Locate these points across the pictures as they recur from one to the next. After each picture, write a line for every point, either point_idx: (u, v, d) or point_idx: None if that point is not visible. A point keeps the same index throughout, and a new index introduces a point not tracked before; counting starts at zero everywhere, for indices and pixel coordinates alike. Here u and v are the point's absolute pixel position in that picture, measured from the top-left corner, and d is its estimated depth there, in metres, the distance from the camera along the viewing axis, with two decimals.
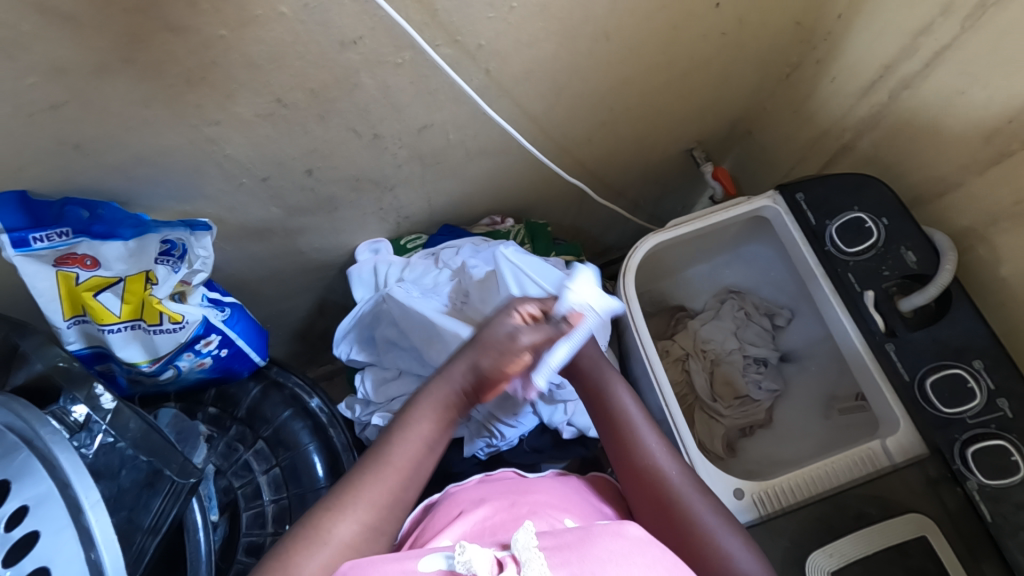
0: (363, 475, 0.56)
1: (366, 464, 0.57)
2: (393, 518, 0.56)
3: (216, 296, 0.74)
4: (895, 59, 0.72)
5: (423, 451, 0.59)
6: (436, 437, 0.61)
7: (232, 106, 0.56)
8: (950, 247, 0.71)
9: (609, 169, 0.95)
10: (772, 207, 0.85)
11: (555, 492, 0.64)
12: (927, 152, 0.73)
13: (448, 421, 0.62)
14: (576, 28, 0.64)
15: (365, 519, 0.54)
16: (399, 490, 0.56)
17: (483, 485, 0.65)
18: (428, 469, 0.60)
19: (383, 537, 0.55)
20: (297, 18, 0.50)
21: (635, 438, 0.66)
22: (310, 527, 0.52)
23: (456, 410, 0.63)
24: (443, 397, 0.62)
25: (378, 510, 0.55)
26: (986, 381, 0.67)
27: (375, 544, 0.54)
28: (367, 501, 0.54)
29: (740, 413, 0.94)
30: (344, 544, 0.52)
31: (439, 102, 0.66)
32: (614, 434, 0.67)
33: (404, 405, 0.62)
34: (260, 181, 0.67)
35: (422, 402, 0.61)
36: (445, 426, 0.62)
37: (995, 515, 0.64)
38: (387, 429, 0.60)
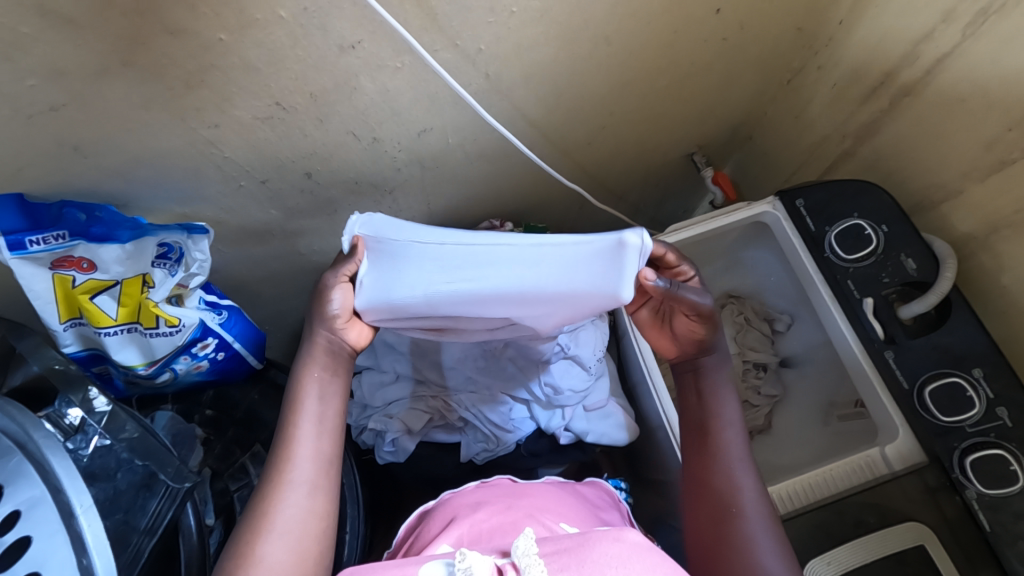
0: (283, 443, 0.56)
1: (281, 431, 0.57)
2: (326, 471, 0.56)
3: (213, 299, 0.73)
4: (896, 66, 0.72)
5: (320, 403, 0.58)
6: (327, 387, 0.59)
7: (231, 109, 0.56)
8: (950, 254, 0.71)
9: (609, 173, 0.94)
10: (772, 212, 0.85)
11: (551, 496, 0.64)
12: (927, 160, 0.73)
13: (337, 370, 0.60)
14: (577, 32, 0.64)
15: (300, 480, 0.54)
16: (317, 442, 0.56)
17: (481, 490, 0.65)
18: (337, 414, 0.59)
19: (327, 494, 0.55)
20: (296, 22, 0.50)
21: (718, 432, 0.63)
22: (258, 506, 0.53)
23: (330, 360, 0.60)
24: (323, 349, 0.59)
25: (309, 468, 0.55)
26: (985, 390, 0.67)
27: (317, 502, 0.54)
28: (297, 461, 0.55)
29: None
30: (291, 510, 0.53)
31: (438, 106, 0.66)
32: (702, 423, 0.64)
33: (289, 372, 0.59)
34: (258, 184, 0.67)
35: (304, 361, 0.59)
36: (335, 375, 0.60)
37: (995, 524, 0.63)
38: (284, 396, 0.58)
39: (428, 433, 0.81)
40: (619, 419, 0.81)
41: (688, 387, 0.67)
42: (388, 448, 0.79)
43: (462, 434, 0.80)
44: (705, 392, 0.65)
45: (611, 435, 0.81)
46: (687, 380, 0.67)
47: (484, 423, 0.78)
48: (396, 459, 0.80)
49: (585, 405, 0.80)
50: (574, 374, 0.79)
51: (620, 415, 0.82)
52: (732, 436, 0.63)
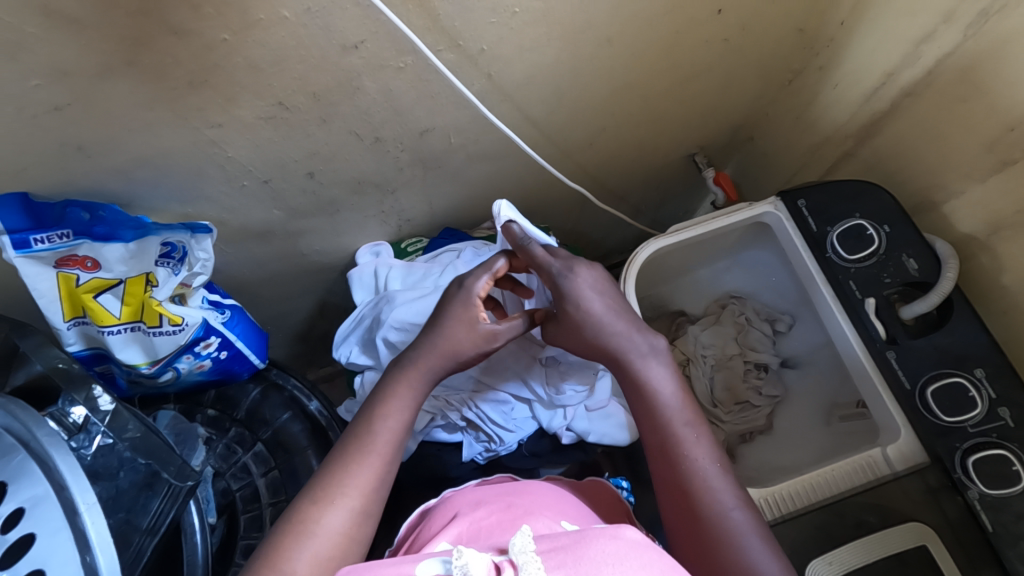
0: (345, 465, 0.55)
1: (344, 450, 0.56)
2: (378, 497, 0.56)
3: (216, 299, 0.74)
4: (897, 66, 0.72)
5: (398, 434, 0.59)
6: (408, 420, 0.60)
7: (234, 109, 0.56)
8: (952, 255, 0.71)
9: (610, 173, 0.95)
10: (774, 212, 0.85)
11: (551, 495, 0.64)
12: (928, 160, 0.73)
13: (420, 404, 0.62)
14: (578, 32, 0.64)
15: (353, 506, 0.53)
16: (379, 468, 0.56)
17: (479, 489, 0.65)
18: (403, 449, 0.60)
19: (371, 519, 0.55)
20: (299, 22, 0.50)
21: (666, 430, 0.60)
22: (296, 520, 0.52)
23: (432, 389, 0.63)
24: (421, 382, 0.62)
25: (362, 492, 0.54)
26: (988, 390, 0.67)
27: (361, 529, 0.53)
28: (352, 487, 0.54)
29: (739, 419, 0.94)
30: (333, 532, 0.52)
31: (440, 106, 0.66)
32: (651, 426, 0.61)
33: (375, 394, 0.61)
34: (261, 184, 0.67)
35: (400, 387, 0.61)
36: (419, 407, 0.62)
37: (996, 524, 0.63)
38: (361, 415, 0.59)
39: (430, 433, 0.80)
40: (619, 419, 0.81)
41: (627, 390, 0.64)
42: None
43: (463, 434, 0.80)
44: (640, 388, 0.62)
45: (611, 435, 0.81)
46: (624, 382, 0.64)
47: (485, 422, 0.78)
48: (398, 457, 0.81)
49: (586, 406, 0.80)
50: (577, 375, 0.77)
51: (621, 415, 0.82)
52: (686, 433, 0.60)
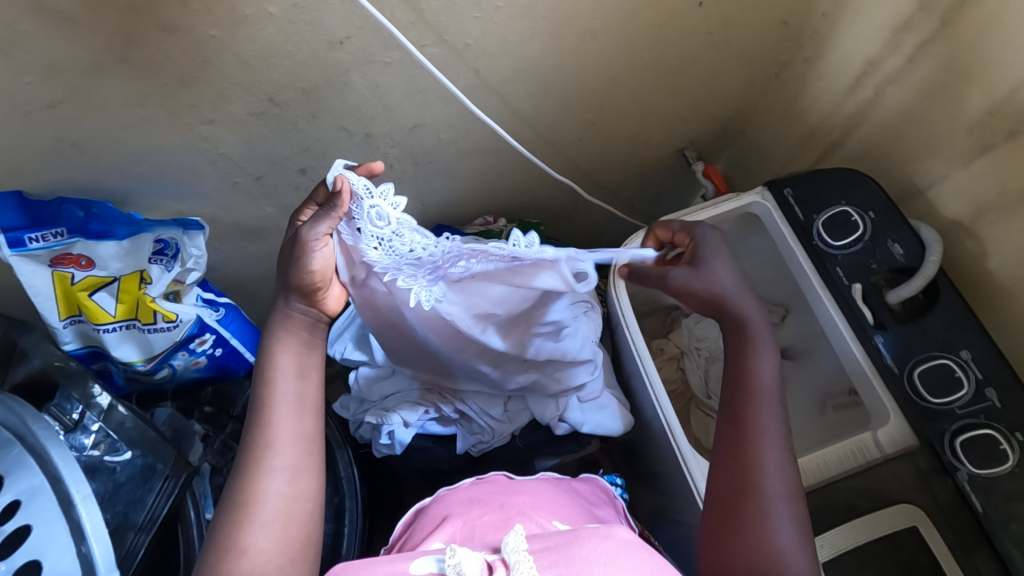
0: (257, 430, 0.56)
1: (257, 408, 0.57)
2: (308, 454, 0.56)
3: (210, 296, 0.74)
4: (879, 56, 0.73)
5: (296, 380, 0.58)
6: (304, 363, 0.59)
7: (224, 105, 0.57)
8: (936, 239, 0.72)
9: (601, 168, 0.96)
10: (762, 203, 0.85)
11: (543, 494, 0.65)
12: (912, 147, 0.74)
13: (303, 360, 0.59)
14: (563, 26, 0.65)
15: (279, 466, 0.54)
16: (296, 424, 0.57)
17: (474, 488, 0.66)
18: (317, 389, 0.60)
19: (309, 474, 0.56)
20: (286, 18, 0.51)
21: (751, 401, 0.61)
22: (234, 495, 0.53)
23: (307, 335, 0.59)
24: (291, 329, 0.59)
25: (290, 452, 0.55)
26: (974, 372, 0.68)
27: (297, 486, 0.54)
28: (275, 447, 0.55)
29: None
30: (273, 497, 0.53)
31: (428, 101, 0.66)
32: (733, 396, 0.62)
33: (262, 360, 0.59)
34: (254, 180, 0.68)
35: (279, 336, 0.58)
36: (310, 358, 0.60)
37: (987, 506, 0.64)
38: (257, 374, 0.58)
39: (423, 426, 0.79)
40: (613, 409, 0.81)
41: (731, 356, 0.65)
42: (386, 441, 0.78)
43: (457, 426, 0.80)
44: (740, 360, 0.63)
45: (605, 426, 0.80)
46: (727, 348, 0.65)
47: (478, 414, 0.78)
48: (394, 451, 0.79)
49: (580, 396, 0.80)
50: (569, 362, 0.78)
51: (615, 405, 0.81)
52: (762, 404, 0.61)
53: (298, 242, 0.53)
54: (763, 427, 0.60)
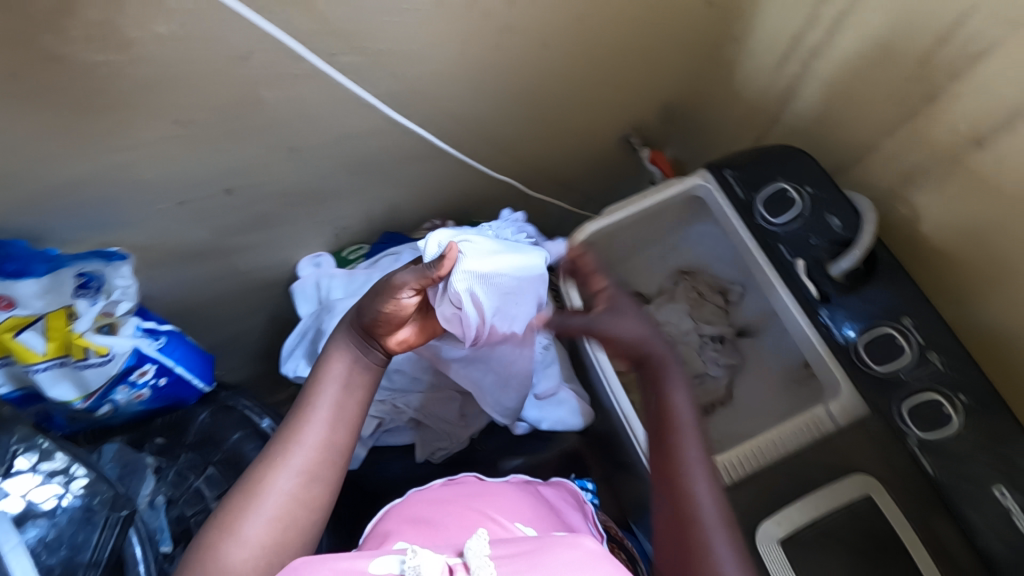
0: (291, 425, 0.58)
1: (298, 406, 0.59)
2: (328, 465, 0.57)
3: (151, 325, 0.72)
4: (801, 30, 0.73)
5: (342, 391, 0.60)
6: (353, 378, 0.61)
7: (131, 131, 0.55)
8: (869, 208, 0.72)
9: (548, 163, 0.95)
10: (704, 184, 0.85)
11: (512, 500, 0.65)
12: (841, 118, 0.74)
13: (359, 368, 0.62)
14: (478, 22, 0.63)
15: (297, 466, 0.55)
16: (328, 433, 0.58)
17: (446, 490, 0.66)
18: (357, 407, 0.61)
19: (322, 480, 0.56)
20: (180, 37, 0.49)
21: (672, 431, 0.57)
22: (252, 482, 0.54)
23: (363, 353, 0.62)
24: (344, 336, 0.63)
25: (312, 455, 0.56)
26: (916, 337, 0.68)
27: (308, 492, 0.55)
28: (298, 447, 0.56)
29: (701, 391, 0.95)
30: (280, 494, 0.53)
31: (350, 111, 0.65)
32: (658, 433, 0.58)
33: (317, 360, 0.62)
34: (179, 205, 0.66)
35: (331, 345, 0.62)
36: (367, 368, 0.62)
37: (939, 469, 0.65)
38: (309, 377, 0.61)
39: (379, 438, 0.80)
40: (573, 404, 0.81)
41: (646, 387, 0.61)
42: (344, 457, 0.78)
43: (416, 435, 0.79)
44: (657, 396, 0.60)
45: (565, 421, 0.81)
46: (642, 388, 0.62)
47: (434, 421, 0.78)
48: (353, 466, 0.79)
49: (536, 394, 0.80)
50: None
51: (574, 399, 0.81)
52: (685, 439, 0.56)
53: (390, 286, 0.58)
54: (688, 460, 0.55)
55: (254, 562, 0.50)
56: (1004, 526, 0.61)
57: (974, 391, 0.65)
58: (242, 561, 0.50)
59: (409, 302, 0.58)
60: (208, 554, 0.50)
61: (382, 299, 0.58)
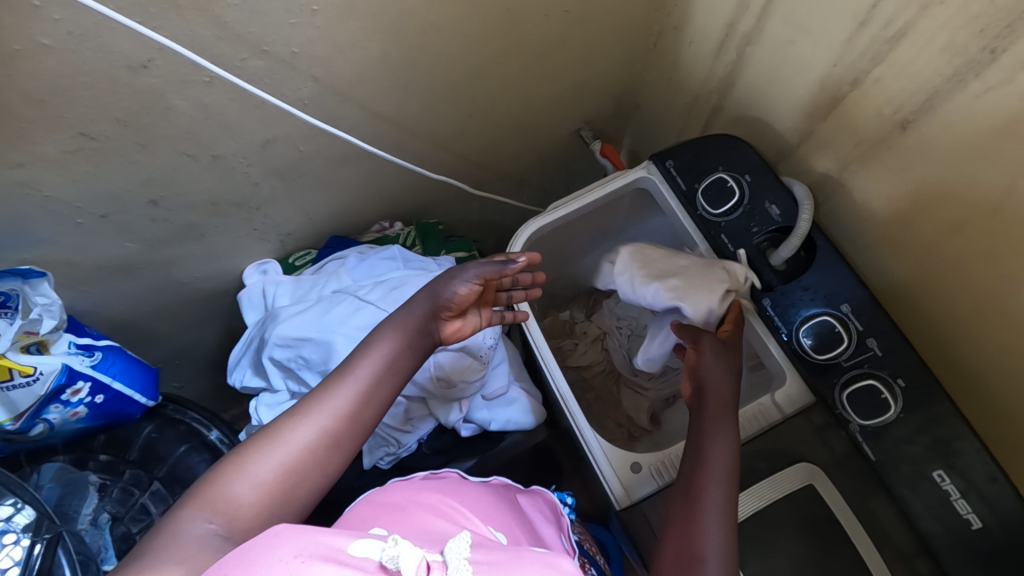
0: (330, 385, 0.57)
1: (338, 368, 0.58)
2: (351, 433, 0.55)
3: (87, 342, 0.70)
4: (733, 17, 0.72)
5: (382, 367, 0.58)
6: (397, 357, 0.59)
7: (31, 146, 0.54)
8: (808, 195, 0.71)
9: (494, 160, 0.95)
10: (648, 177, 0.84)
11: (488, 511, 0.63)
12: (778, 105, 0.73)
13: (412, 343, 0.60)
14: (395, 21, 0.62)
15: (323, 424, 0.53)
16: (357, 403, 0.55)
17: (427, 485, 0.64)
18: (393, 387, 0.58)
19: (342, 448, 0.54)
20: (65, 49, 0.48)
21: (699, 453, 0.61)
22: (276, 428, 0.53)
23: (417, 330, 0.61)
24: (412, 313, 0.62)
25: (337, 420, 0.54)
26: (855, 324, 0.67)
27: (325, 454, 0.53)
28: (326, 408, 0.54)
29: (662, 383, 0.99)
30: (298, 445, 0.52)
31: (270, 115, 0.64)
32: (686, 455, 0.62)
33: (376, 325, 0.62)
34: (100, 219, 0.65)
35: (396, 320, 0.61)
36: (416, 346, 0.61)
37: (879, 453, 0.65)
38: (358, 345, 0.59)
39: None
40: (523, 404, 0.80)
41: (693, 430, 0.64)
42: None
43: (364, 441, 0.78)
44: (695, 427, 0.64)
45: (515, 421, 0.79)
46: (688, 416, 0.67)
47: (381, 427, 0.77)
48: None
49: (484, 395, 0.79)
50: (468, 365, 0.76)
51: (524, 398, 0.80)
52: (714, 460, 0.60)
53: (461, 274, 0.64)
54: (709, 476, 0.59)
55: (254, 505, 0.49)
56: (941, 508, 0.62)
57: (911, 374, 0.64)
58: (242, 499, 0.49)
59: (471, 293, 0.63)
60: (214, 483, 0.49)
61: (455, 286, 0.63)
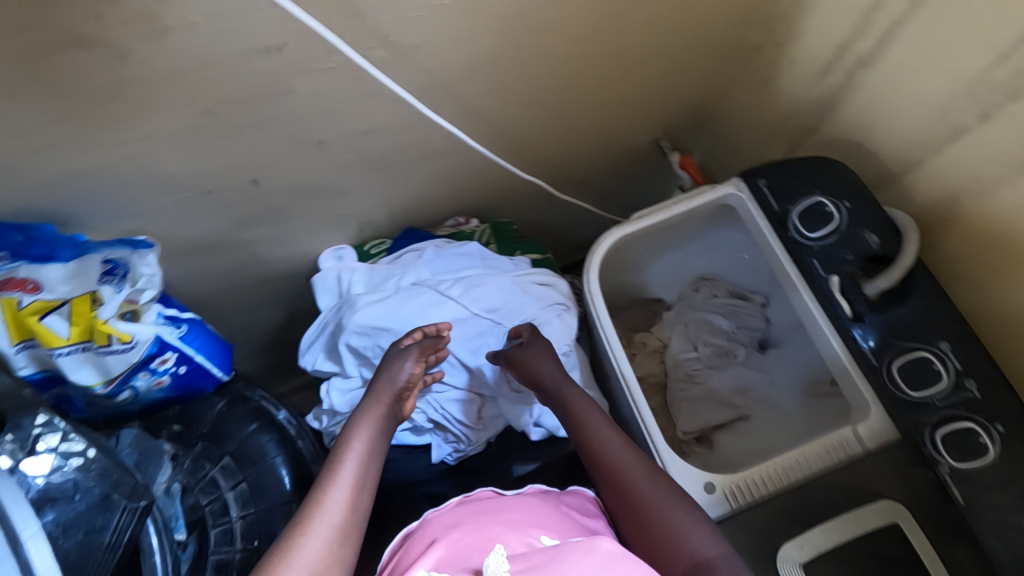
0: (320, 486, 0.58)
1: (325, 471, 0.60)
2: (357, 521, 0.56)
3: (173, 313, 0.71)
4: (848, 39, 0.70)
5: (367, 456, 0.62)
6: (376, 446, 0.64)
7: (158, 118, 0.54)
8: (912, 226, 0.69)
9: (571, 164, 0.94)
10: (736, 193, 0.83)
11: (531, 509, 0.63)
12: (885, 133, 0.72)
13: (384, 432, 0.66)
14: (514, 21, 0.62)
15: (332, 522, 0.54)
16: (355, 493, 0.58)
17: (458, 508, 0.64)
18: (376, 474, 0.62)
19: (353, 539, 0.55)
20: (212, 27, 0.48)
21: None
22: (282, 542, 0.52)
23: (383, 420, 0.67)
24: (376, 410, 0.67)
25: (342, 512, 0.56)
26: (953, 362, 0.66)
27: (342, 549, 0.54)
28: (329, 504, 0.56)
29: (739, 397, 0.96)
30: (317, 550, 0.52)
31: (379, 105, 0.63)
32: None
33: (342, 429, 0.65)
34: (203, 195, 0.65)
35: (361, 420, 0.65)
36: (385, 437, 0.66)
37: (968, 499, 0.62)
38: (333, 448, 0.62)
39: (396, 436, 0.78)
40: None
41: None
42: None
43: (432, 435, 0.79)
44: None
45: None
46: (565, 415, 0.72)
47: (452, 422, 0.78)
48: None
49: None
50: None
51: None
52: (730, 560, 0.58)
53: (402, 357, 0.72)
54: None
55: None
56: None
57: (1010, 420, 0.62)
58: None
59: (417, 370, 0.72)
60: None
61: (403, 368, 0.71)
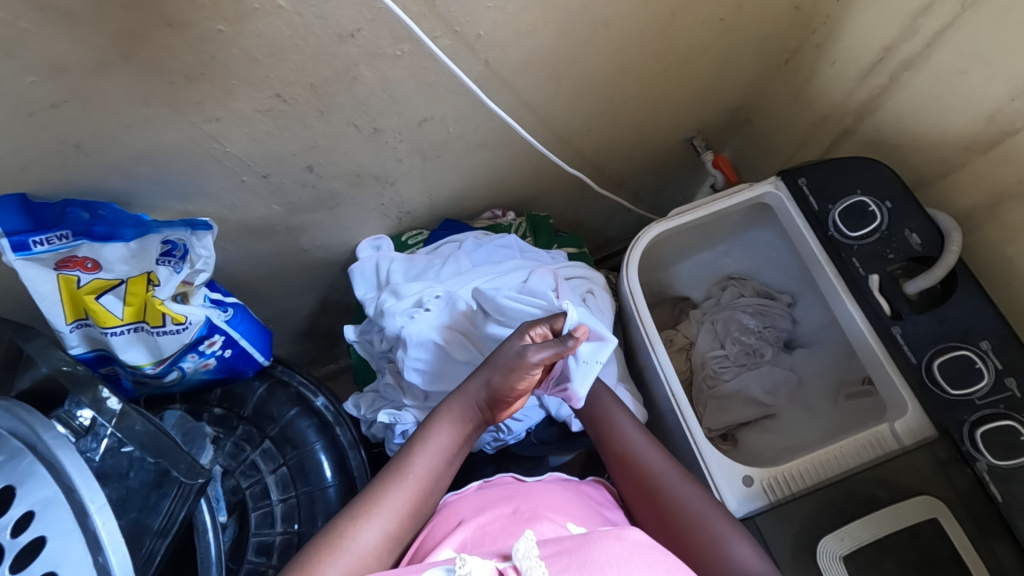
0: (386, 484, 0.60)
1: (394, 467, 0.62)
2: (407, 530, 0.59)
3: (219, 296, 0.72)
4: (895, 41, 0.71)
5: (437, 464, 0.63)
6: (450, 452, 0.64)
7: (231, 102, 0.55)
8: (954, 228, 0.71)
9: (608, 161, 0.95)
10: (775, 192, 0.84)
11: (554, 495, 0.63)
12: (929, 134, 0.73)
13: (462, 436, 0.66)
14: (574, 15, 0.63)
15: (384, 527, 0.57)
16: (411, 501, 0.60)
17: (483, 492, 0.64)
18: (442, 479, 0.63)
19: (399, 544, 0.58)
20: (294, 11, 0.49)
21: None
22: (335, 533, 0.56)
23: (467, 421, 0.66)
24: (461, 411, 0.66)
25: (394, 520, 0.58)
26: (994, 361, 0.67)
27: (387, 553, 0.57)
28: (385, 508, 0.58)
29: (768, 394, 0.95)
30: (365, 549, 0.56)
31: (438, 94, 0.65)
32: None
33: (426, 418, 0.65)
34: (260, 178, 0.66)
35: (442, 416, 0.65)
36: (464, 438, 0.66)
37: (1006, 495, 0.63)
38: (410, 441, 0.64)
39: None
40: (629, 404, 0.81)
41: None
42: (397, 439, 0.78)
43: None
44: None
45: None
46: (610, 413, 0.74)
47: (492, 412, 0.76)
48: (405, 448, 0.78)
49: None
50: None
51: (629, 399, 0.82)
52: None
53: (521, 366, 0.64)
54: None
55: None
56: None
57: None
58: None
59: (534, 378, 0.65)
60: None
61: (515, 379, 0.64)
